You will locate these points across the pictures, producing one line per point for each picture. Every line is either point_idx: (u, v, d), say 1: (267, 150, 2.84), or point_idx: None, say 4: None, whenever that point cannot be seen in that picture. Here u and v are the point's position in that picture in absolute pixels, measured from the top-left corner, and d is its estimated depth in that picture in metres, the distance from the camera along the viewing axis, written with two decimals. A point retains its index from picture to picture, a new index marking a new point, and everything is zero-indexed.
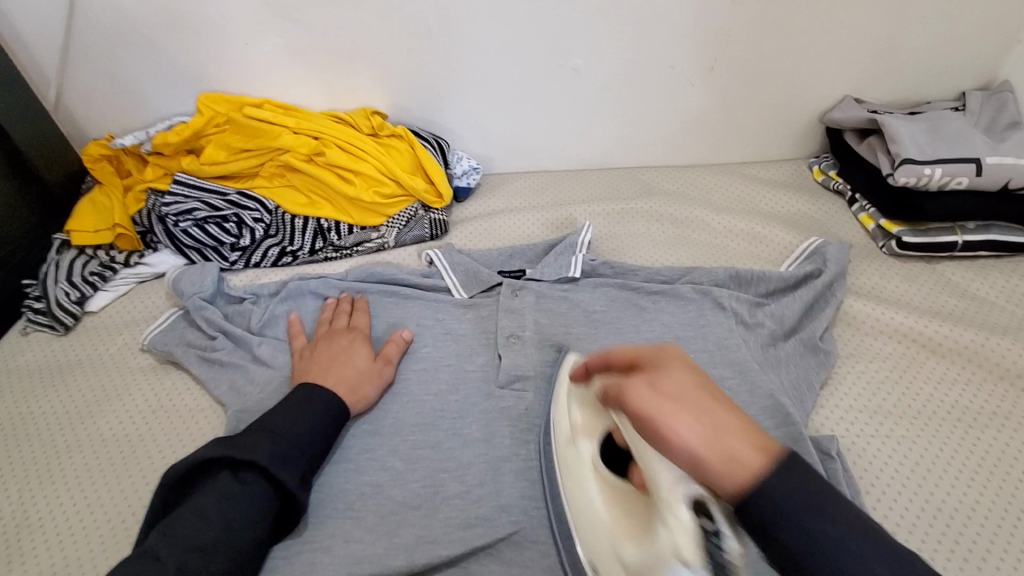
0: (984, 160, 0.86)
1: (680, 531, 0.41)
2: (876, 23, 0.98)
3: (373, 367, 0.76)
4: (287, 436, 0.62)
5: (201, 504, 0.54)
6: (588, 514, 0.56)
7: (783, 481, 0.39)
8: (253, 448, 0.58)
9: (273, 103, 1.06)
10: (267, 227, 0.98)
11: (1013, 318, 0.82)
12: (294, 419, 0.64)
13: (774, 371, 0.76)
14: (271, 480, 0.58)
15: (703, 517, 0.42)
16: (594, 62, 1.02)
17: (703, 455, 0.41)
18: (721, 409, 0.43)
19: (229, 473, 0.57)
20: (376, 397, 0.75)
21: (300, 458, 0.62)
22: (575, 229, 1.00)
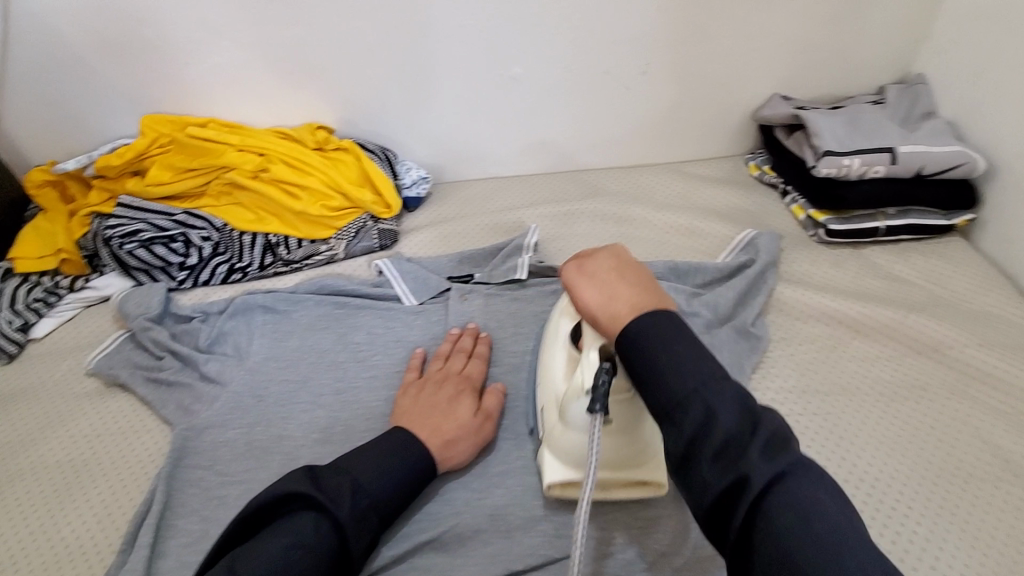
0: (898, 149, 0.92)
1: (587, 367, 0.57)
2: (794, 25, 1.03)
3: (473, 418, 0.70)
4: (375, 495, 0.57)
5: (279, 544, 0.50)
6: (547, 391, 0.67)
7: (644, 324, 0.49)
8: (340, 494, 0.55)
9: (217, 122, 1.06)
10: (215, 245, 0.99)
11: (932, 296, 0.87)
12: (384, 474, 0.59)
13: None
14: (340, 537, 0.53)
15: (605, 359, 0.55)
16: (535, 68, 1.05)
17: (596, 313, 0.54)
18: (622, 282, 0.54)
19: (313, 517, 0.53)
20: (457, 455, 0.67)
21: (376, 518, 0.57)
22: (521, 232, 1.03)
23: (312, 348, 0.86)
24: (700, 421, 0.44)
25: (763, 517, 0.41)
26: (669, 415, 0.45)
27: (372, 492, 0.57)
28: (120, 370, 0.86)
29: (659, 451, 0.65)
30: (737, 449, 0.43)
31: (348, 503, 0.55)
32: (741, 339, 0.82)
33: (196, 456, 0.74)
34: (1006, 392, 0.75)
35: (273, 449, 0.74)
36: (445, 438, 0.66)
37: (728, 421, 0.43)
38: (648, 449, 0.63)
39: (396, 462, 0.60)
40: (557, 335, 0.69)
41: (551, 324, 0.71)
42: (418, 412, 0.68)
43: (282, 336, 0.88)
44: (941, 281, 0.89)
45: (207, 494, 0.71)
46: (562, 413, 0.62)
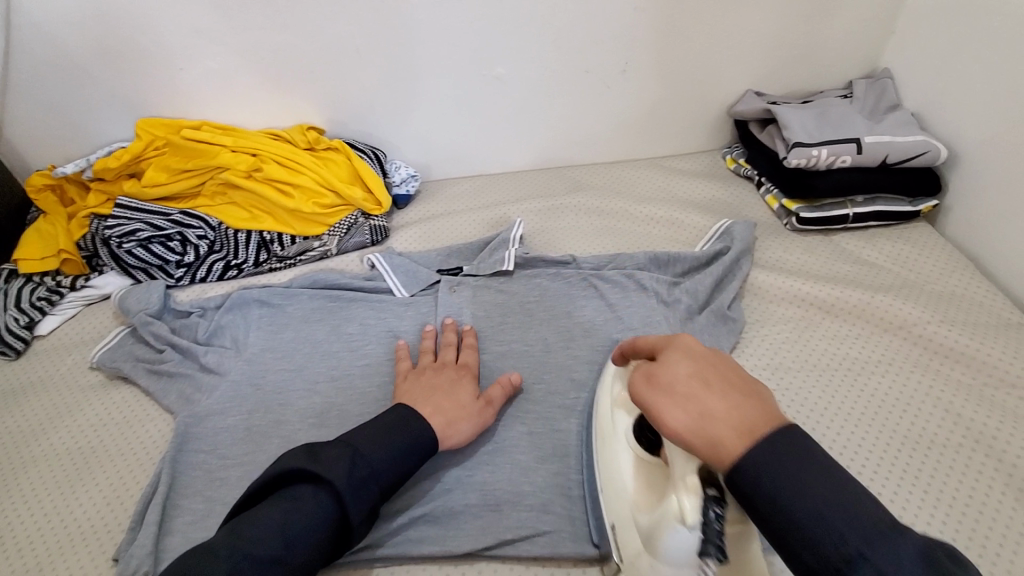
0: (864, 140, 0.96)
1: (686, 494, 0.51)
2: (765, 23, 1.08)
3: (478, 404, 0.73)
4: (375, 466, 0.59)
5: (273, 513, 0.53)
6: (619, 502, 0.62)
7: (763, 453, 0.44)
8: (334, 465, 0.56)
9: (211, 125, 1.10)
10: (210, 243, 1.02)
11: (898, 278, 0.92)
12: (383, 445, 0.61)
13: None
14: (337, 507, 0.55)
15: (709, 486, 0.52)
16: (518, 69, 1.09)
17: (689, 439, 0.48)
18: (710, 393, 0.49)
19: (309, 487, 0.55)
20: (464, 435, 0.70)
21: (376, 487, 0.58)
22: (508, 226, 1.07)
23: (307, 339, 0.89)
24: (828, 552, 0.39)
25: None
26: (796, 550, 0.41)
27: (371, 463, 0.58)
28: (122, 363, 0.89)
29: (756, 554, 0.56)
30: (868, 561, 0.38)
31: (348, 473, 0.56)
32: (717, 321, 0.86)
33: (197, 441, 0.77)
34: (967, 365, 0.80)
35: (272, 433, 0.78)
36: (444, 413, 0.69)
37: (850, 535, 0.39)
38: (751, 562, 0.56)
39: (396, 438, 0.62)
40: (616, 432, 0.66)
41: (605, 417, 0.69)
42: (419, 391, 0.72)
43: (278, 328, 0.91)
44: (907, 263, 0.94)
45: (208, 476, 0.74)
46: (647, 539, 0.56)
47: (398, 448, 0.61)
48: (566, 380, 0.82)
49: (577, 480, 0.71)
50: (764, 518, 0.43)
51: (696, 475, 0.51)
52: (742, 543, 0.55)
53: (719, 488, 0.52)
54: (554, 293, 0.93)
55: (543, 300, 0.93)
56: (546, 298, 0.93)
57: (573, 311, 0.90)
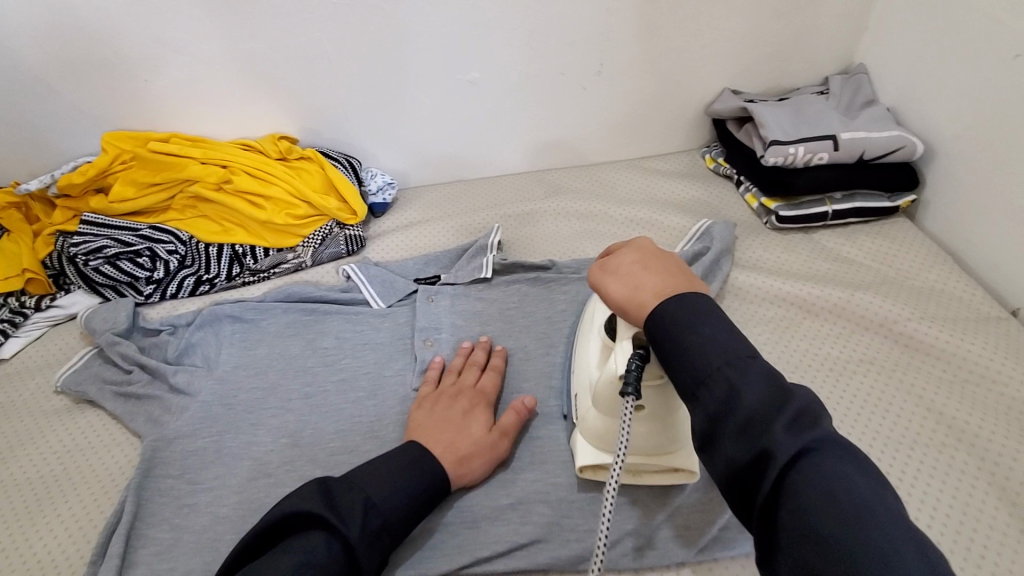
0: (840, 136, 0.96)
1: (618, 351, 0.57)
2: (739, 21, 1.07)
3: (490, 438, 0.70)
4: (387, 515, 0.58)
5: (289, 561, 0.50)
6: (582, 383, 0.69)
7: (675, 309, 0.49)
8: (350, 513, 0.55)
9: (180, 136, 1.07)
10: (181, 258, 1.00)
11: (877, 275, 0.91)
12: (394, 490, 0.59)
13: None
14: (348, 557, 0.53)
15: (636, 344, 0.56)
16: (491, 73, 1.08)
17: (624, 305, 0.54)
18: (647, 272, 0.54)
19: (324, 535, 0.53)
20: (478, 474, 0.68)
21: (385, 536, 0.57)
22: (485, 232, 1.05)
23: (281, 356, 0.87)
24: (723, 398, 0.44)
25: (790, 493, 0.40)
26: (693, 396, 0.46)
27: (382, 510, 0.57)
28: (88, 387, 0.86)
29: (692, 436, 0.64)
30: (762, 422, 0.42)
31: (359, 521, 0.55)
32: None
33: (166, 466, 0.75)
34: (947, 362, 0.79)
35: (244, 455, 0.75)
36: (458, 454, 0.67)
37: (754, 400, 0.43)
38: (682, 432, 0.62)
39: (408, 478, 0.61)
40: (592, 326, 0.72)
41: (588, 318, 0.75)
42: (432, 427, 0.69)
43: (251, 345, 0.89)
44: (886, 260, 0.93)
45: (178, 502, 0.71)
46: (593, 398, 0.64)
47: (407, 488, 0.61)
48: (546, 388, 0.80)
49: (555, 490, 0.70)
50: (669, 366, 0.48)
51: (630, 339, 0.57)
52: (680, 419, 0.61)
53: (646, 346, 0.56)
54: (533, 300, 0.92)
55: (522, 308, 0.91)
56: (525, 305, 0.91)
57: (553, 318, 0.89)
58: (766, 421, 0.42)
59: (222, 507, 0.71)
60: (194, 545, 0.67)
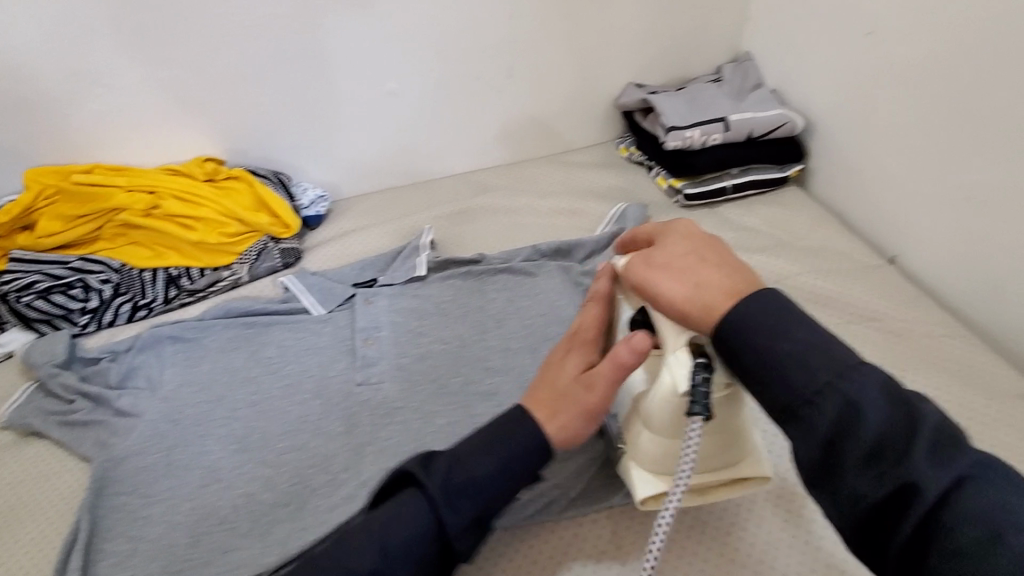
0: (729, 118, 1.06)
1: (676, 365, 0.57)
2: (633, 20, 1.16)
3: (582, 382, 0.63)
4: (475, 476, 0.55)
5: (368, 524, 0.53)
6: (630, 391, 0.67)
7: (753, 307, 0.51)
8: (429, 473, 0.55)
9: (104, 167, 1.08)
10: (116, 287, 1.01)
11: (772, 238, 1.01)
12: (485, 449, 0.57)
13: None
14: (437, 520, 0.53)
15: (698, 355, 0.56)
16: (409, 82, 1.13)
17: (683, 306, 0.55)
18: (704, 267, 0.56)
19: (389, 502, 0.54)
20: (584, 425, 0.62)
21: (489, 489, 0.55)
22: (418, 234, 1.10)
23: (225, 369, 0.89)
24: (843, 414, 0.44)
25: (938, 526, 0.40)
26: (797, 413, 0.46)
27: (473, 472, 0.55)
28: (32, 421, 0.86)
29: (756, 445, 0.64)
30: (892, 448, 0.42)
31: (447, 476, 0.55)
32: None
33: (116, 484, 0.76)
34: (832, 308, 0.89)
35: (194, 465, 0.78)
36: (583, 406, 0.62)
37: (879, 418, 0.43)
38: (746, 447, 0.63)
39: (498, 449, 0.57)
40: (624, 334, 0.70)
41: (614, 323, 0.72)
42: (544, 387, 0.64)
43: (194, 362, 0.91)
44: (779, 225, 1.04)
45: (131, 516, 0.73)
46: (647, 418, 0.62)
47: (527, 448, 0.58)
48: (482, 370, 0.86)
49: None
50: (762, 386, 0.49)
51: (690, 349, 0.56)
52: (740, 431, 0.61)
53: (707, 358, 0.56)
54: (466, 292, 0.98)
55: (456, 300, 0.96)
56: (459, 298, 0.97)
57: (486, 307, 0.95)
58: (901, 443, 0.42)
59: (175, 515, 0.73)
60: (150, 554, 0.70)
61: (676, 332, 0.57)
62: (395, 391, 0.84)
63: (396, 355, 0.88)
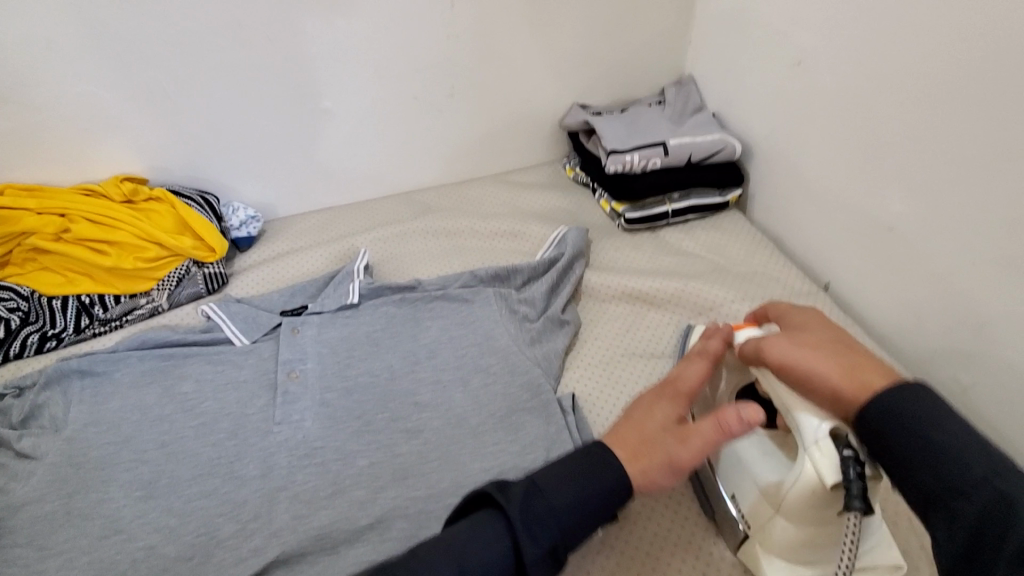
0: (668, 143, 1.05)
1: (822, 455, 0.55)
2: (576, 40, 1.15)
3: (672, 433, 0.60)
4: (554, 502, 0.53)
5: (449, 539, 0.51)
6: (744, 472, 0.65)
7: (896, 396, 0.52)
8: (513, 493, 0.54)
9: (13, 186, 1.00)
10: (24, 315, 0.94)
11: (709, 264, 1.01)
12: (566, 480, 0.55)
13: (529, 348, 0.88)
14: (515, 548, 0.50)
15: (844, 446, 0.55)
16: (346, 100, 1.09)
17: (841, 383, 0.56)
18: (851, 352, 0.58)
19: (495, 512, 0.53)
20: (661, 477, 0.58)
21: (553, 523, 0.52)
22: (353, 258, 1.06)
23: (135, 406, 0.84)
24: (995, 504, 0.44)
25: None
26: (944, 502, 0.47)
27: (553, 498, 0.53)
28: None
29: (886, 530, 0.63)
30: None
31: (524, 501, 0.53)
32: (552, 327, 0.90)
33: (5, 539, 0.70)
34: None
35: (91, 514, 0.72)
36: (641, 457, 0.58)
37: None
38: (878, 533, 0.62)
39: (582, 475, 0.56)
40: None
41: None
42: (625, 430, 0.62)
43: (103, 399, 0.85)
44: (717, 250, 1.04)
45: (17, 575, 0.67)
46: (779, 501, 0.60)
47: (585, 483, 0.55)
48: (410, 405, 0.83)
49: (416, 501, 0.72)
50: (916, 470, 0.49)
51: (831, 439, 0.56)
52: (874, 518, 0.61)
53: (855, 450, 0.55)
54: (400, 320, 0.94)
55: (389, 329, 0.93)
56: (392, 326, 0.93)
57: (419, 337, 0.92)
58: None
59: (67, 573, 0.67)
60: None
61: (821, 417, 0.57)
62: (317, 429, 0.80)
63: (321, 390, 0.84)
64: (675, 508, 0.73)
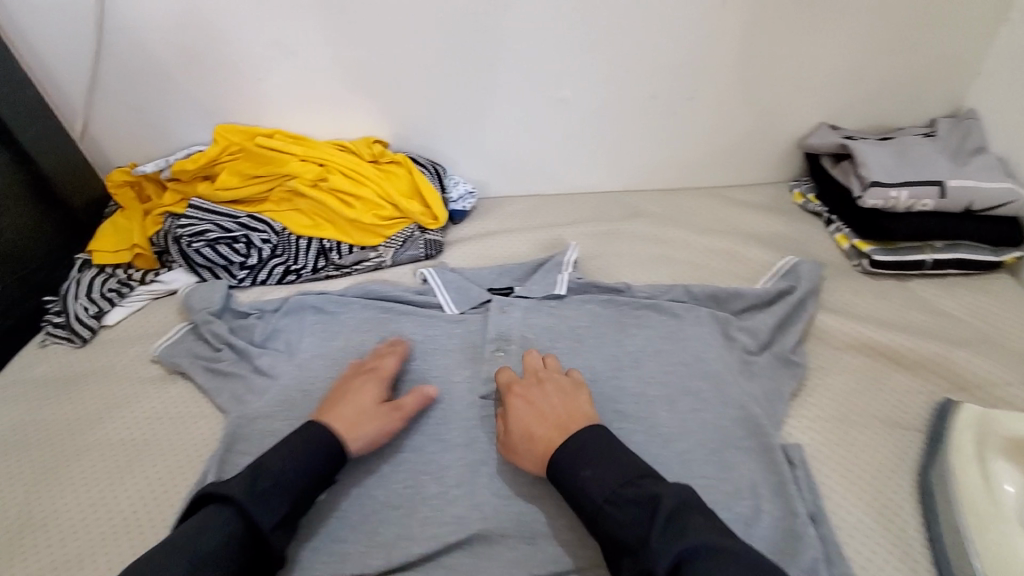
0: (947, 183, 0.91)
1: None
2: (843, 55, 1.04)
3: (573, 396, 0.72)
4: (280, 479, 0.65)
5: (181, 533, 0.60)
6: None
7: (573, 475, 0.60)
8: (231, 483, 0.63)
9: (283, 133, 1.14)
10: (273, 248, 1.05)
11: (978, 332, 0.85)
12: (295, 459, 0.67)
13: (748, 381, 0.79)
14: (244, 518, 0.61)
15: None
16: (580, 91, 1.09)
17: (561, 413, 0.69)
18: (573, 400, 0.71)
19: (214, 507, 0.62)
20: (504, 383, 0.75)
21: (284, 499, 0.64)
22: (561, 249, 1.06)
23: (355, 350, 0.90)
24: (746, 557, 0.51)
25: None
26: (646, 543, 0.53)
27: (278, 477, 0.65)
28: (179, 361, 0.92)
29: None
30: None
31: (246, 487, 0.63)
32: (778, 365, 0.81)
33: (244, 442, 0.79)
34: None
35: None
36: (351, 425, 0.73)
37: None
38: None
39: (303, 452, 0.68)
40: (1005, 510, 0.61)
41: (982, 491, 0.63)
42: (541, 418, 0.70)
43: (330, 335, 0.92)
44: (990, 318, 0.87)
45: None
46: None
47: (305, 458, 0.67)
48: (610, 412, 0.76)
49: None
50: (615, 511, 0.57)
51: None
52: None
53: None
54: (606, 321, 0.90)
55: (596, 329, 0.88)
56: (600, 327, 0.88)
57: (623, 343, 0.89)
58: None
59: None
60: None
61: None
62: None
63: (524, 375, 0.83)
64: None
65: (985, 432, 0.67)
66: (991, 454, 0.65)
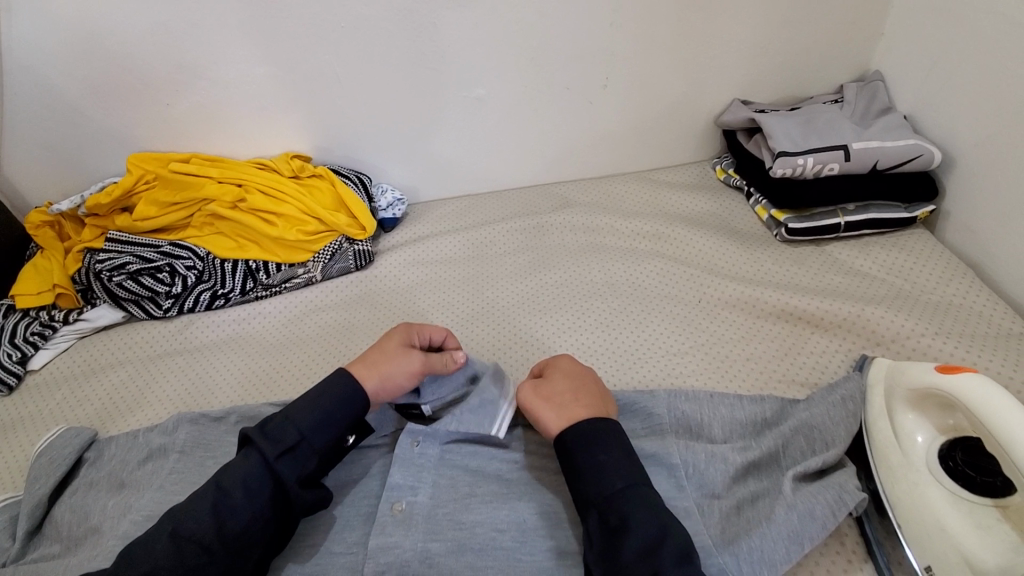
0: (851, 146, 0.94)
1: None
2: (746, 31, 1.06)
3: (572, 378, 0.66)
4: None
5: None
6: (935, 534, 0.56)
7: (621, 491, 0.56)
8: None
9: (200, 157, 1.12)
10: (199, 274, 1.04)
11: (893, 288, 0.88)
12: None
13: (705, 422, 0.67)
14: (261, 458, 0.60)
15: None
16: (496, 89, 1.09)
17: (562, 409, 0.62)
18: (586, 389, 0.65)
19: None
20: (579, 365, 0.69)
21: None
22: (486, 319, 0.95)
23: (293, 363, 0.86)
24: (805, 510, 0.57)
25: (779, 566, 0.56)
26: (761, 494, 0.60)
27: (299, 427, 0.62)
28: None
29: None
30: None
31: None
32: (754, 442, 0.65)
33: (154, 481, 0.72)
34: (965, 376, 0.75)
35: None
36: (382, 375, 0.68)
37: (801, 515, 0.57)
38: None
39: (325, 398, 0.64)
40: (913, 459, 0.61)
41: (891, 442, 0.63)
42: (570, 378, 0.66)
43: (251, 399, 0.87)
44: (904, 273, 0.89)
45: None
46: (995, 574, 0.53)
47: (338, 399, 0.64)
48: None
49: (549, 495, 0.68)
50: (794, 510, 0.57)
51: None
52: None
53: None
54: None
55: None
56: None
57: (554, 338, 0.90)
58: None
59: None
60: None
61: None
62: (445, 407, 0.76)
63: None
64: (840, 554, 0.59)
65: (891, 384, 0.66)
66: (898, 407, 0.64)
